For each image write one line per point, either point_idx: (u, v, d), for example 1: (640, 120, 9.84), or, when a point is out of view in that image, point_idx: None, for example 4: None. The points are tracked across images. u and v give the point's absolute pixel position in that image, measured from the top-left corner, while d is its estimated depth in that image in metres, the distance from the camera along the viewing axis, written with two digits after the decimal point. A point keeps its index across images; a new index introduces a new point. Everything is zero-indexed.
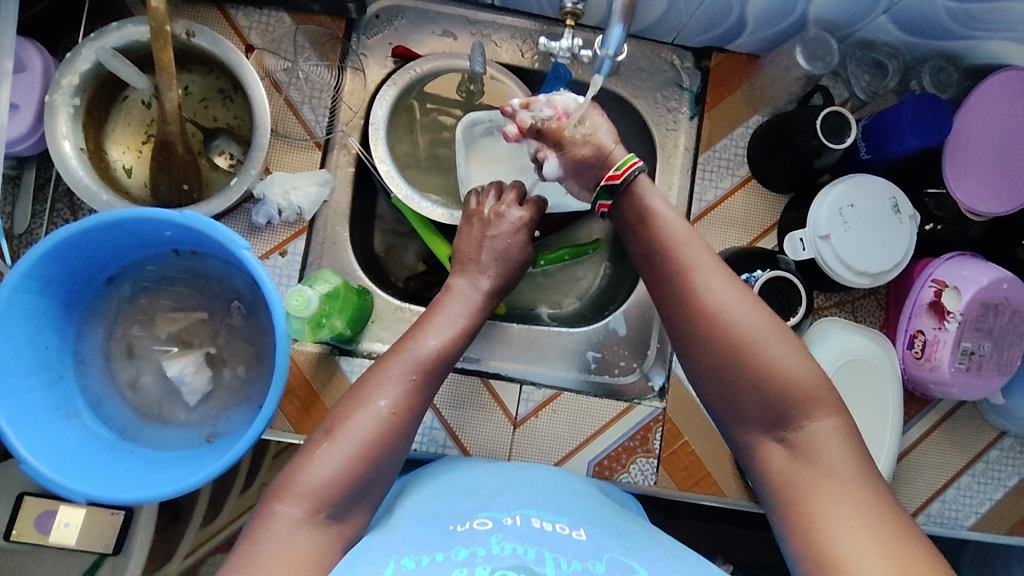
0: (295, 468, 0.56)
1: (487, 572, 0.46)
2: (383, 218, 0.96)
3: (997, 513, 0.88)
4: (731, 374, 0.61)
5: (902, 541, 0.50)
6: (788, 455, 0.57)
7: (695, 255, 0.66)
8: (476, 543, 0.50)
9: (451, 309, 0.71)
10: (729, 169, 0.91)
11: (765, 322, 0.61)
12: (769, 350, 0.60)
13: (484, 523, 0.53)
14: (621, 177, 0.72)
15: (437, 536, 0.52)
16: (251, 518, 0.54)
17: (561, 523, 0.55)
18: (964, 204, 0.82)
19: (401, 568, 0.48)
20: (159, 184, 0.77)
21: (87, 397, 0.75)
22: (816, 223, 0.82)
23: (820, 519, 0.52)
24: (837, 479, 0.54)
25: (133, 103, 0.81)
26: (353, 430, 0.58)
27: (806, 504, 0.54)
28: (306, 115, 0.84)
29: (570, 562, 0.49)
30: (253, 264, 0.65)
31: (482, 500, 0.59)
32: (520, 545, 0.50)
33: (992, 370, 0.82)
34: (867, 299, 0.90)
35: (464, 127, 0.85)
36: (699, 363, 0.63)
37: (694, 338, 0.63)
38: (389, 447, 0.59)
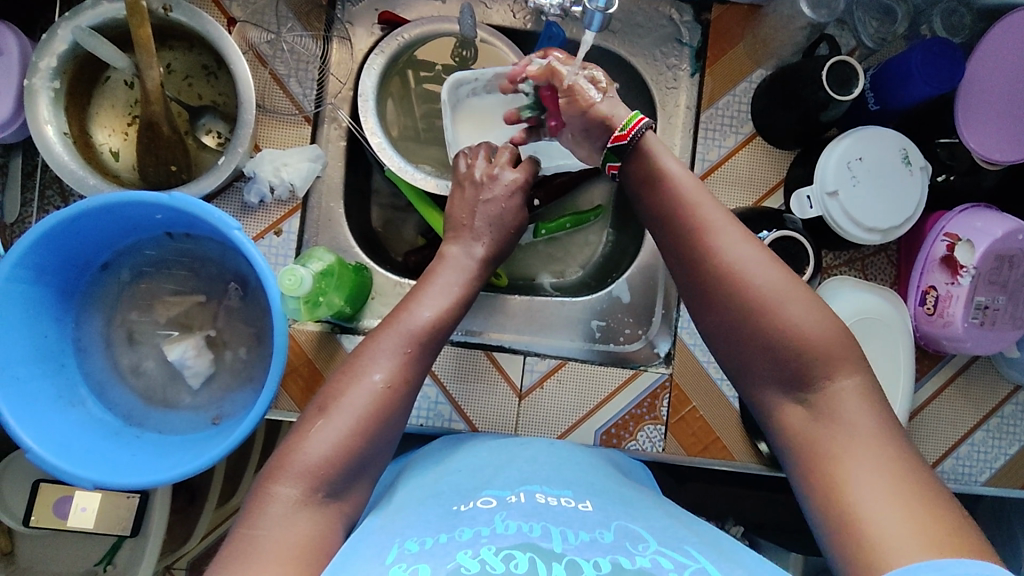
0: (289, 447, 0.55)
1: (491, 551, 0.46)
2: (379, 193, 0.94)
3: (1011, 467, 0.87)
4: (751, 334, 0.59)
5: (926, 500, 0.48)
6: (807, 415, 0.56)
7: (709, 214, 0.64)
8: (480, 523, 0.50)
9: (446, 280, 0.70)
10: (732, 127, 0.88)
11: (782, 278, 0.60)
12: (788, 309, 0.58)
13: (488, 502, 0.53)
14: (627, 138, 0.69)
15: (440, 519, 0.52)
16: (248, 500, 0.54)
17: (566, 497, 0.55)
18: (977, 153, 0.79)
19: (404, 551, 0.48)
20: (146, 166, 0.76)
21: (90, 383, 0.75)
22: (824, 179, 0.79)
23: (844, 483, 0.51)
24: (861, 439, 0.52)
25: (116, 84, 0.79)
26: (348, 406, 0.57)
27: (830, 467, 0.52)
28: (293, 88, 0.81)
29: (577, 535, 0.49)
30: (245, 245, 0.65)
31: (485, 478, 0.58)
32: (524, 522, 0.49)
33: (1006, 324, 0.80)
34: (878, 257, 0.87)
35: (450, 87, 0.81)
36: (717, 325, 0.62)
37: (711, 303, 0.62)
38: (381, 420, 0.58)
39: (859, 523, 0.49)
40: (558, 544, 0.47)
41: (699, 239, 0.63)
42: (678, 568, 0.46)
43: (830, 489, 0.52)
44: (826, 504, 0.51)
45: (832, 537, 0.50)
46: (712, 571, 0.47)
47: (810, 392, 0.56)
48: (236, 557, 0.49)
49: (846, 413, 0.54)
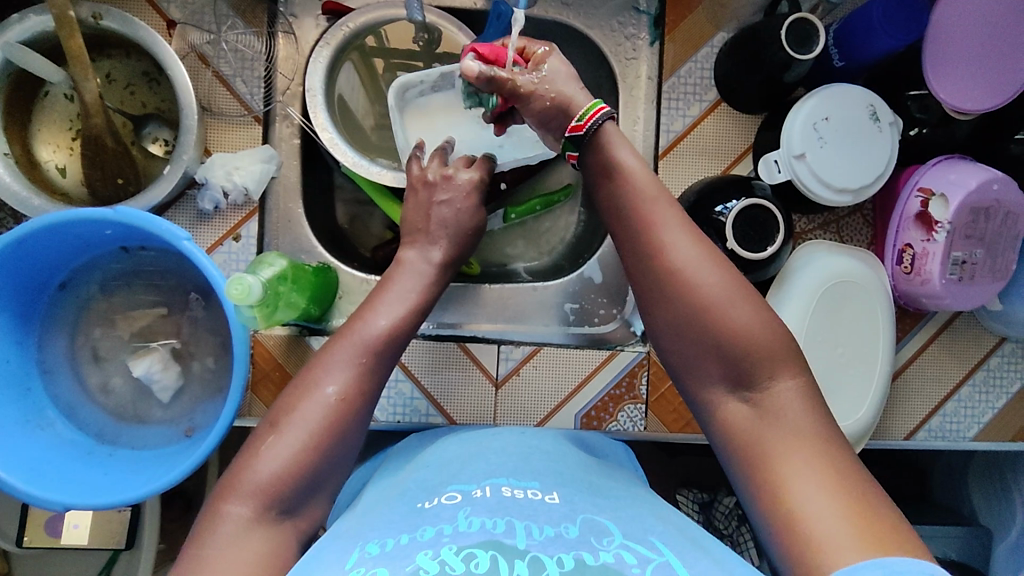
0: (241, 466, 0.56)
1: (452, 551, 0.45)
2: (342, 188, 0.92)
3: (1000, 421, 0.86)
4: (694, 335, 0.59)
5: (862, 493, 0.50)
6: (751, 413, 0.57)
7: (651, 210, 0.63)
8: (443, 521, 0.49)
9: (403, 283, 0.69)
10: (695, 95, 0.85)
11: (712, 268, 0.60)
12: (722, 307, 0.58)
13: (453, 498, 0.52)
14: (585, 127, 0.66)
15: (404, 518, 0.51)
16: (201, 518, 0.55)
17: (533, 489, 0.54)
18: (946, 103, 0.75)
19: (365, 555, 0.47)
20: (93, 180, 0.74)
21: (59, 405, 0.74)
22: (790, 142, 0.77)
23: (785, 480, 0.52)
24: (799, 433, 0.54)
25: (55, 98, 0.77)
26: (301, 420, 0.58)
27: (772, 463, 0.53)
28: (239, 89, 0.78)
29: (542, 529, 0.48)
30: (195, 255, 0.63)
31: (451, 473, 0.58)
32: (489, 518, 0.49)
33: (985, 277, 0.78)
34: (853, 217, 0.85)
35: (396, 91, 0.80)
36: (656, 323, 0.62)
37: (660, 300, 0.61)
38: (337, 432, 0.59)
39: (803, 519, 0.50)
40: (522, 540, 0.46)
41: (650, 238, 0.62)
42: (642, 564, 0.46)
43: (772, 486, 0.52)
44: (768, 499, 0.52)
45: (776, 535, 0.51)
46: (675, 566, 0.47)
47: (756, 391, 0.57)
48: None
49: (793, 412, 0.55)
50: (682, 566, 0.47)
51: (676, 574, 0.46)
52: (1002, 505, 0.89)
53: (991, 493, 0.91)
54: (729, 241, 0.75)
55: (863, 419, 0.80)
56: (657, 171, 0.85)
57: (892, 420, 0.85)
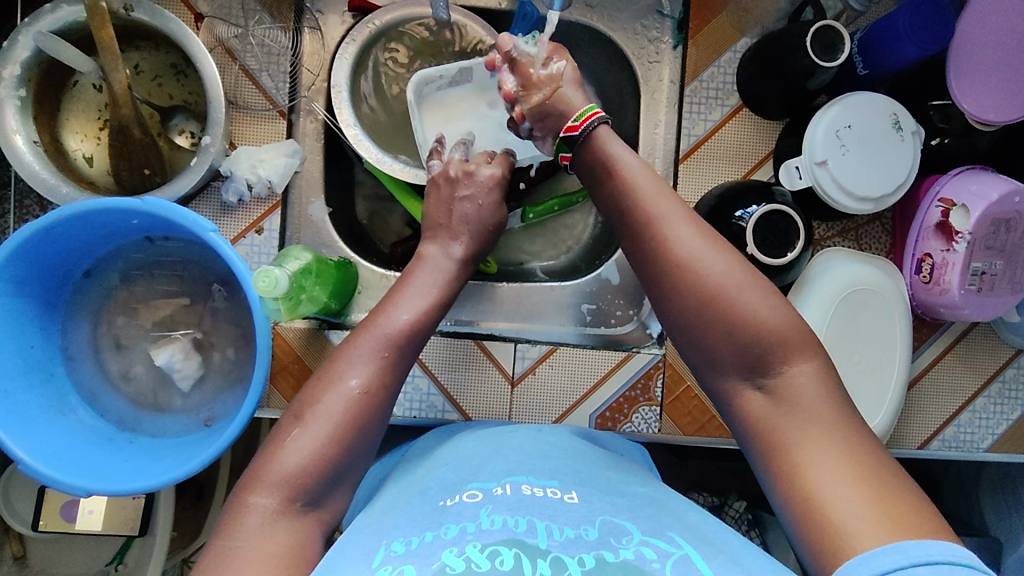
0: (266, 458, 0.57)
1: (476, 549, 0.45)
2: (362, 184, 0.93)
3: (1015, 432, 0.86)
4: (710, 325, 0.59)
5: (886, 483, 0.50)
6: (768, 402, 0.57)
7: (663, 207, 0.63)
8: (465, 519, 0.49)
9: (424, 278, 0.70)
10: (717, 99, 0.85)
11: (739, 271, 0.60)
12: (743, 308, 0.58)
13: (474, 496, 0.53)
14: (579, 129, 0.69)
15: (426, 516, 0.51)
16: (226, 510, 0.56)
17: (552, 488, 0.54)
18: (970, 114, 0.75)
19: (390, 553, 0.47)
20: (120, 171, 0.75)
21: (81, 392, 0.75)
22: (812, 149, 0.77)
23: (807, 469, 0.52)
24: (823, 424, 0.54)
25: (84, 88, 0.78)
26: (324, 413, 0.59)
27: (790, 452, 0.54)
28: (264, 82, 0.79)
29: (562, 529, 0.48)
30: (222, 246, 0.65)
31: (470, 470, 0.58)
32: (510, 517, 0.49)
33: (1005, 288, 0.78)
34: (872, 225, 0.85)
35: (415, 85, 0.80)
36: (674, 313, 0.62)
37: (672, 292, 0.61)
38: (360, 426, 0.60)
39: (822, 506, 0.50)
40: (544, 539, 0.47)
41: (653, 235, 0.63)
42: (662, 560, 0.47)
43: (794, 474, 0.53)
44: (791, 487, 0.53)
45: (797, 525, 0.52)
46: (696, 560, 0.47)
47: (770, 379, 0.57)
48: (212, 572, 0.51)
49: (813, 400, 0.55)
50: (702, 561, 0.47)
51: (695, 568, 0.46)
52: (1013, 516, 0.90)
53: (1002, 502, 0.92)
54: (749, 246, 0.75)
55: (875, 429, 0.81)
56: (677, 175, 0.85)
57: (907, 429, 0.85)
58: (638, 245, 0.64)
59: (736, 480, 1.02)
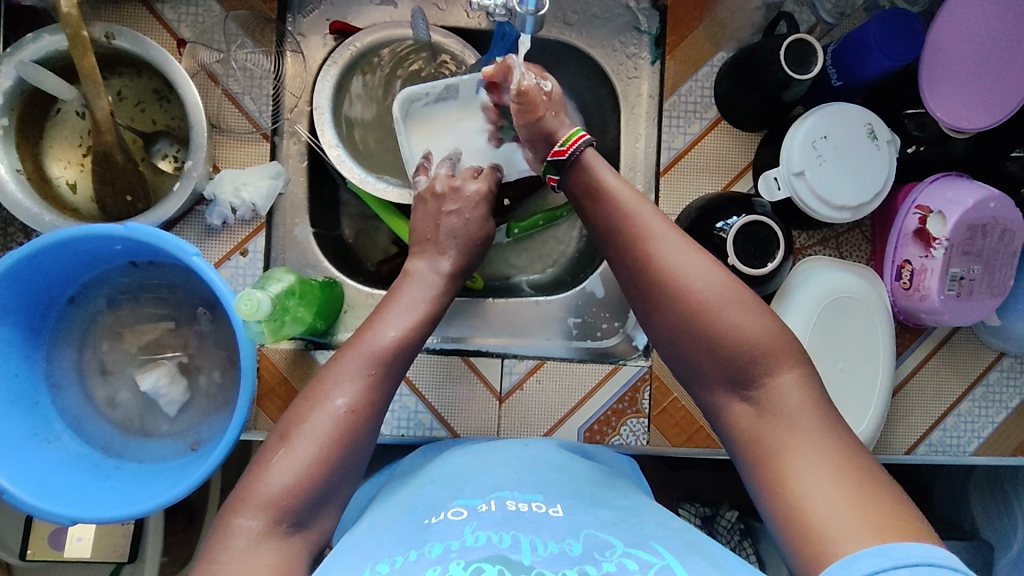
0: (252, 478, 0.57)
1: (460, 566, 0.46)
2: (347, 204, 0.93)
3: (1000, 435, 0.87)
4: (695, 336, 0.60)
5: (871, 487, 0.50)
6: (752, 412, 0.58)
7: (642, 223, 0.64)
8: (450, 536, 0.50)
9: (410, 294, 0.70)
10: (696, 113, 0.86)
11: (722, 281, 0.61)
12: (729, 315, 0.59)
13: (459, 512, 0.53)
14: (566, 153, 0.70)
15: (411, 534, 0.52)
16: (211, 535, 0.56)
17: (537, 503, 0.54)
18: (945, 123, 0.77)
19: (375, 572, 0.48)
20: (104, 197, 0.75)
21: (66, 418, 0.75)
22: (790, 160, 0.78)
23: (790, 475, 0.53)
24: (807, 431, 0.55)
25: (67, 115, 0.78)
26: (310, 433, 0.59)
27: (774, 460, 0.54)
28: (248, 106, 0.80)
29: (547, 544, 0.49)
30: (204, 269, 0.65)
31: (456, 487, 0.58)
32: (495, 533, 0.49)
33: (984, 293, 0.79)
34: (852, 233, 0.86)
35: (401, 102, 0.80)
36: (665, 327, 0.62)
37: (658, 306, 0.62)
38: (347, 446, 0.60)
39: (806, 512, 0.51)
40: (528, 555, 0.47)
41: (633, 252, 0.63)
42: (643, 568, 0.47)
43: (778, 480, 0.53)
44: (775, 494, 0.53)
45: (781, 530, 0.52)
46: (676, 568, 0.48)
47: (754, 389, 0.58)
48: None
49: (795, 406, 0.56)
50: (684, 569, 0.48)
51: None
52: (1003, 518, 0.91)
53: (992, 504, 0.93)
54: (731, 258, 0.76)
55: (862, 436, 0.81)
56: (659, 188, 0.86)
57: (892, 434, 0.86)
58: (620, 258, 0.64)
59: (728, 489, 1.02)
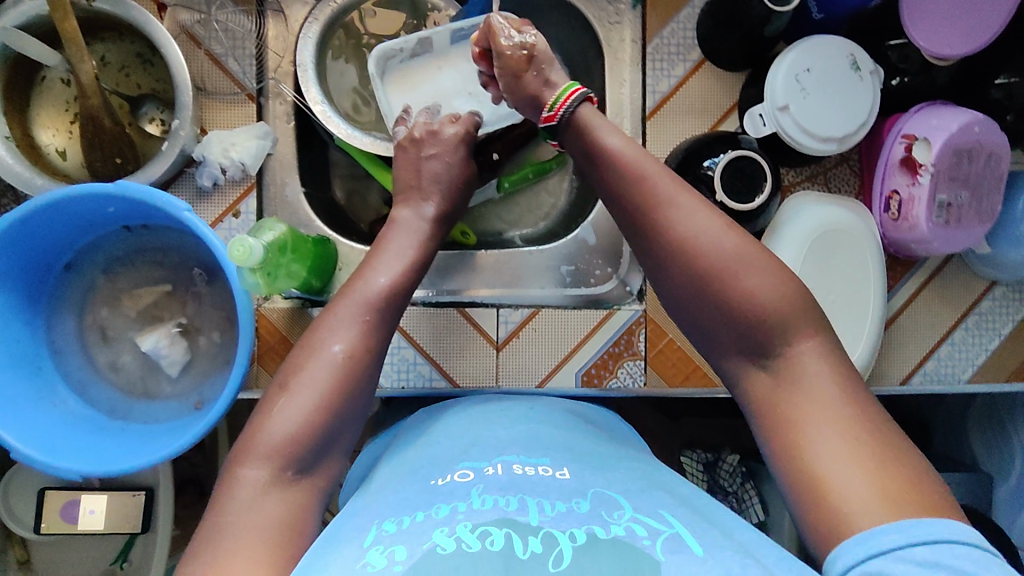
0: (254, 430, 0.59)
1: (467, 528, 0.45)
2: (337, 165, 0.94)
3: (994, 361, 0.88)
4: (707, 299, 0.61)
5: (889, 457, 0.51)
6: (770, 378, 0.58)
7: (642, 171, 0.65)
8: (457, 498, 0.50)
9: (397, 242, 0.71)
10: (679, 55, 0.86)
11: (735, 245, 0.61)
12: (741, 278, 0.60)
13: (465, 475, 0.53)
14: (553, 117, 0.72)
15: (419, 497, 0.52)
16: (218, 485, 0.58)
17: (543, 466, 0.54)
18: (927, 51, 0.77)
19: (383, 533, 0.48)
20: (93, 161, 0.76)
21: (70, 382, 0.76)
22: (774, 94, 0.78)
23: (805, 443, 0.53)
24: (821, 398, 0.55)
25: (52, 82, 0.78)
26: (308, 380, 0.60)
27: (789, 426, 0.55)
28: (231, 67, 0.80)
29: (554, 505, 0.49)
30: (196, 225, 0.66)
31: (464, 450, 0.59)
32: (502, 497, 0.49)
33: (972, 219, 0.79)
34: (841, 168, 0.86)
35: (376, 59, 0.83)
36: (677, 290, 0.63)
37: (669, 267, 0.63)
38: (344, 392, 0.61)
39: (821, 480, 0.51)
40: (535, 516, 0.47)
41: None
42: (652, 536, 0.46)
43: (792, 449, 0.54)
44: (790, 460, 0.54)
45: (797, 498, 0.53)
46: (686, 537, 0.47)
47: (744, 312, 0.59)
48: (207, 547, 0.52)
49: None
50: (693, 539, 0.47)
51: (686, 544, 0.46)
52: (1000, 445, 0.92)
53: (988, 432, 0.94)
54: (719, 194, 0.77)
55: (856, 363, 0.82)
56: (645, 132, 0.86)
57: (887, 367, 0.87)
58: None
59: (729, 433, 1.04)
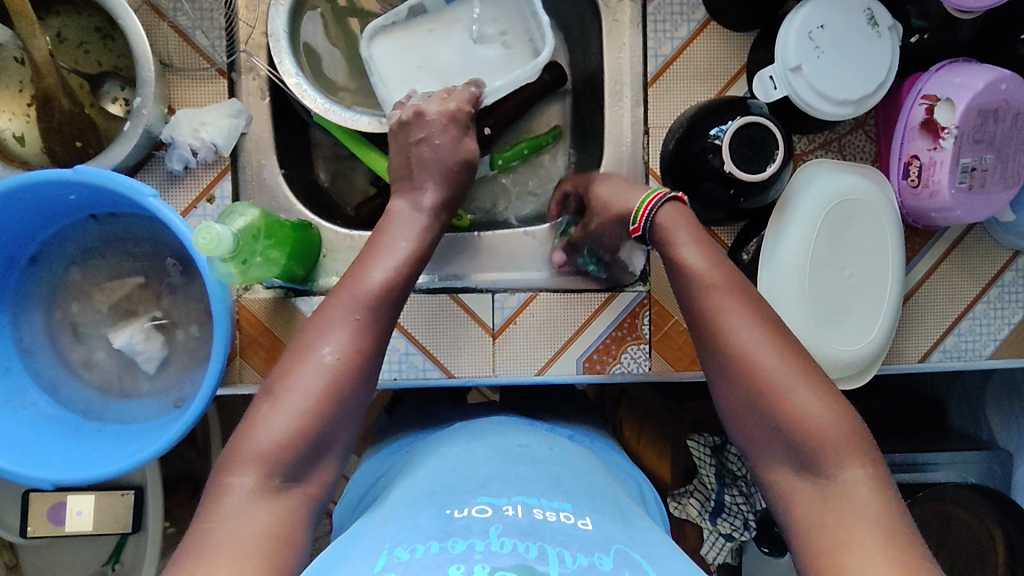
0: (239, 437, 0.54)
1: (486, 571, 0.40)
2: (319, 145, 0.89)
3: (1016, 336, 0.83)
4: (754, 409, 0.56)
5: None
6: (815, 491, 0.53)
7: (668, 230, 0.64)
8: (473, 534, 0.44)
9: (390, 233, 0.65)
10: (683, 15, 0.79)
11: (786, 358, 0.57)
12: (788, 391, 0.55)
13: (483, 510, 0.47)
14: (638, 227, 0.67)
15: (432, 522, 0.46)
16: (203, 495, 0.53)
17: (566, 512, 0.48)
18: (950, 4, 0.70)
19: (393, 558, 0.42)
20: (52, 145, 0.71)
21: (41, 382, 0.72)
22: (785, 55, 0.72)
23: (848, 568, 0.48)
24: (868, 528, 0.49)
25: (6, 60, 0.71)
26: (297, 385, 0.56)
27: (833, 548, 0.49)
28: (200, 41, 0.74)
29: (575, 557, 0.42)
30: (163, 211, 0.61)
31: (482, 481, 0.53)
32: (521, 540, 0.43)
33: (997, 183, 0.74)
34: (854, 135, 0.81)
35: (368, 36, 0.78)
36: (718, 394, 0.59)
37: (720, 374, 0.58)
38: (335, 393, 0.56)
39: None
40: (556, 566, 0.41)
41: None
42: None
43: (833, 569, 0.48)
44: None
45: None
46: None
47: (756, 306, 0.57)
48: (189, 556, 0.48)
49: None
50: None
51: None
52: None
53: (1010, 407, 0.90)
54: (727, 164, 0.71)
55: (873, 341, 0.78)
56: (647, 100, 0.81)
57: (905, 345, 0.82)
58: None
59: None
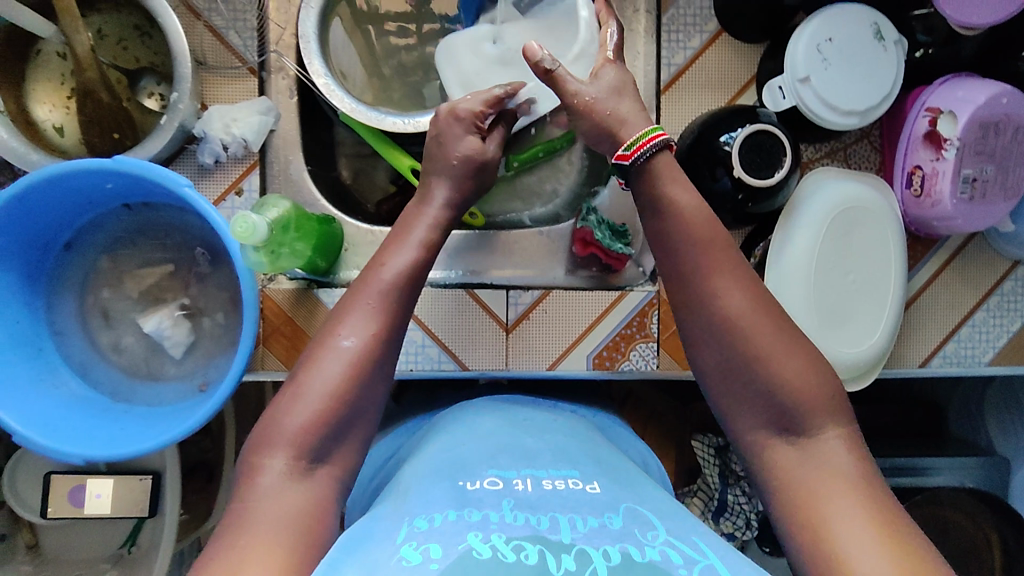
0: (267, 421, 0.57)
1: (502, 539, 0.42)
2: (342, 144, 0.91)
3: (1015, 344, 0.86)
4: (748, 382, 0.58)
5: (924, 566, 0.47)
6: (798, 455, 0.56)
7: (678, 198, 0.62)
8: (488, 506, 0.46)
9: (411, 229, 0.67)
10: (695, 26, 0.83)
11: (786, 337, 0.59)
12: (778, 367, 0.57)
13: (495, 483, 0.50)
14: (627, 156, 0.64)
15: (448, 496, 0.49)
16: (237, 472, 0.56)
17: (573, 479, 0.51)
18: (953, 20, 0.73)
19: (413, 529, 0.45)
20: (90, 137, 0.74)
21: (72, 364, 0.75)
22: (794, 66, 0.75)
23: (834, 534, 0.50)
24: (854, 496, 0.51)
25: (48, 56, 0.76)
26: (321, 373, 0.58)
27: (818, 514, 0.51)
28: (232, 40, 0.77)
29: (585, 520, 0.45)
30: (196, 201, 0.64)
31: (491, 455, 0.55)
32: (533, 514, 0.45)
33: (997, 195, 0.77)
34: (860, 144, 0.84)
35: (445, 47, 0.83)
36: (711, 367, 0.60)
37: (716, 344, 0.60)
38: (357, 378, 0.59)
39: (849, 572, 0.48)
40: (567, 533, 0.43)
41: None
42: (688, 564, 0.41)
43: (820, 537, 0.50)
44: (815, 548, 0.50)
45: None
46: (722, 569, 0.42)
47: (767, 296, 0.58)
48: (227, 534, 0.51)
49: None
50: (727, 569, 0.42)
51: None
52: None
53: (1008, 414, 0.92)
54: (736, 170, 0.74)
55: (873, 346, 0.81)
56: (660, 107, 0.84)
57: (906, 350, 0.85)
58: None
59: None
